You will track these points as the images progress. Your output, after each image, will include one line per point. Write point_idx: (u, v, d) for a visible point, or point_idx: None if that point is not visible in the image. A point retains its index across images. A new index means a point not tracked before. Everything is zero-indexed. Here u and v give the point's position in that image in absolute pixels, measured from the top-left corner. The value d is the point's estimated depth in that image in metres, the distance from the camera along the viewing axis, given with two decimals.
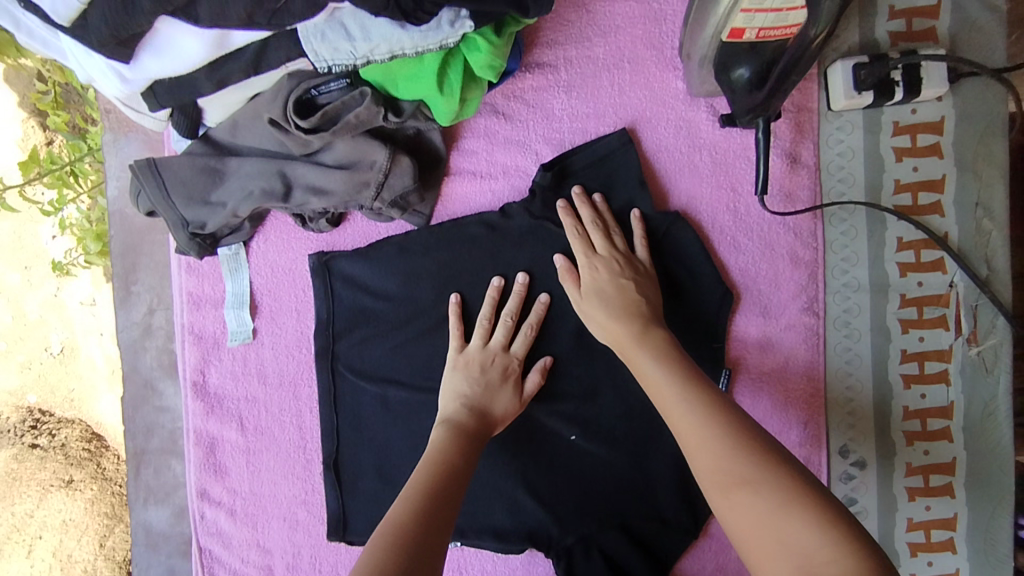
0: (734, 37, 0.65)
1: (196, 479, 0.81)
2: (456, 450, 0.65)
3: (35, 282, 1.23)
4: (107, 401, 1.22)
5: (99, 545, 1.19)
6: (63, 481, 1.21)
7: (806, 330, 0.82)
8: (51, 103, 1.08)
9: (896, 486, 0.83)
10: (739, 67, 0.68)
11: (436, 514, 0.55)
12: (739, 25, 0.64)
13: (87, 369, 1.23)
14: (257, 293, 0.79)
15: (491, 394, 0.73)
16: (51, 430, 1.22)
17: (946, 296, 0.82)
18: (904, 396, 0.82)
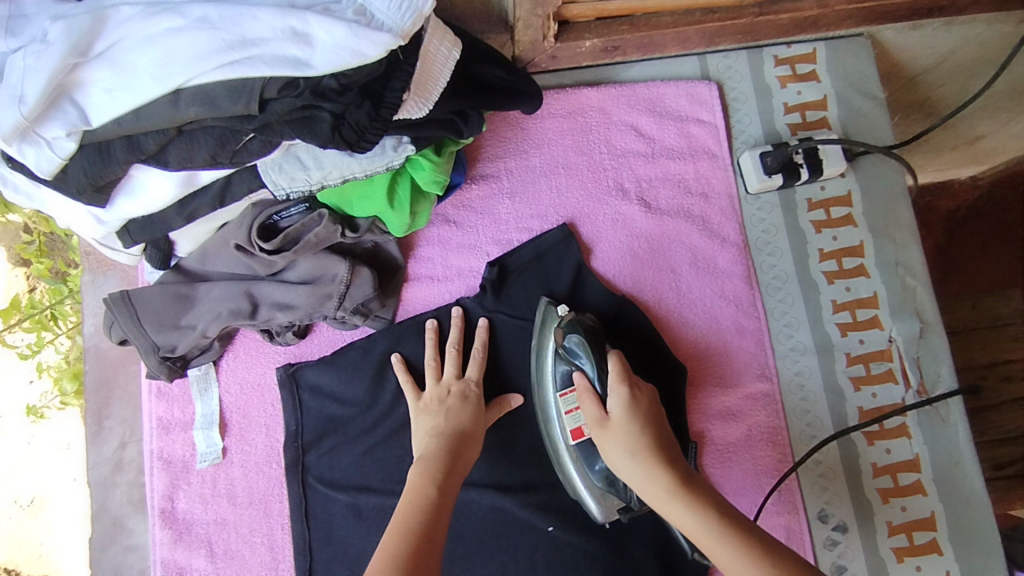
0: (579, 437, 0.74)
1: None
2: (433, 480, 0.65)
3: (8, 429, 1.21)
4: (75, 552, 1.18)
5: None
6: None
7: (763, 397, 0.84)
8: (35, 252, 1.14)
9: (882, 548, 0.81)
10: (592, 465, 0.74)
11: (418, 556, 0.55)
12: (574, 424, 0.75)
13: (56, 519, 1.19)
14: (226, 412, 0.81)
15: (465, 418, 0.74)
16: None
17: (888, 351, 0.86)
18: (870, 453, 0.83)
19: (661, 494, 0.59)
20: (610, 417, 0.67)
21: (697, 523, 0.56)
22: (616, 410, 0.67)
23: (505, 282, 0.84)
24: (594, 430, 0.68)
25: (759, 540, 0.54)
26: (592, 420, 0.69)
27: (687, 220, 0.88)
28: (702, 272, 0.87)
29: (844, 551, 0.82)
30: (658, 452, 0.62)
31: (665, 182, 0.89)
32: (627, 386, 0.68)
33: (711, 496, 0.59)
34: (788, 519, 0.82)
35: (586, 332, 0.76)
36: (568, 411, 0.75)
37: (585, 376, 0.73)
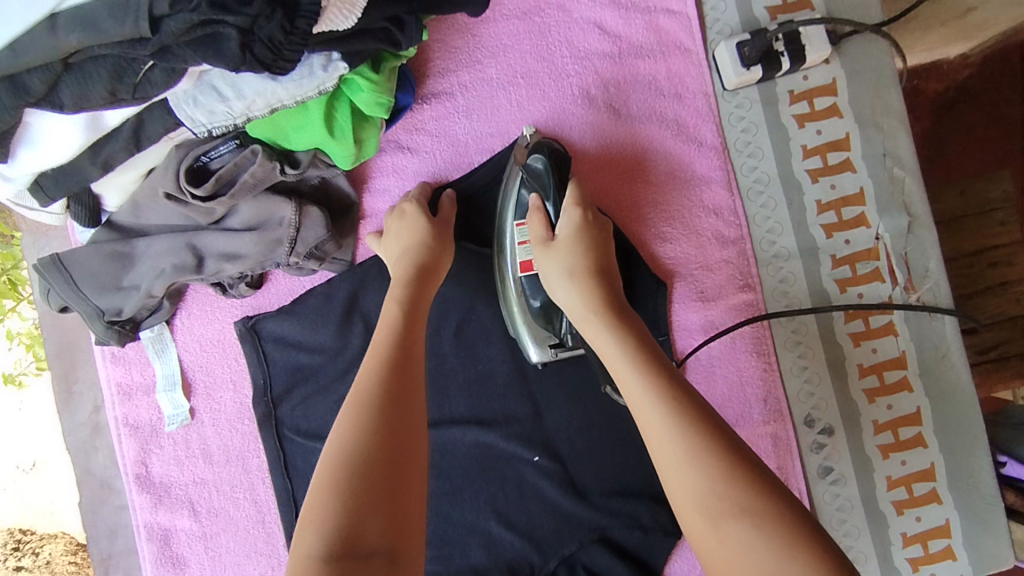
0: (529, 270, 0.73)
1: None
2: (393, 387, 0.55)
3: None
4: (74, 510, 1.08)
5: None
6: None
7: (747, 306, 0.81)
8: None
9: (869, 447, 0.81)
10: (535, 297, 0.73)
11: (363, 505, 0.47)
12: (525, 257, 0.73)
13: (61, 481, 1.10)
14: (188, 372, 0.77)
15: (422, 227, 0.71)
16: (33, 548, 1.09)
17: (875, 250, 0.82)
18: (857, 354, 0.82)
19: (586, 310, 0.63)
20: (556, 237, 0.69)
21: (652, 405, 0.54)
22: (566, 231, 0.68)
23: (466, 210, 0.79)
24: (538, 250, 0.70)
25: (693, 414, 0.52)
26: (539, 219, 0.71)
27: (660, 125, 0.81)
28: (680, 179, 0.81)
29: (830, 452, 0.81)
30: (581, 255, 0.67)
31: (635, 83, 0.82)
32: (586, 211, 0.69)
33: (637, 333, 0.61)
34: (775, 427, 0.81)
35: (551, 155, 0.73)
36: (521, 242, 0.73)
37: (542, 203, 0.72)
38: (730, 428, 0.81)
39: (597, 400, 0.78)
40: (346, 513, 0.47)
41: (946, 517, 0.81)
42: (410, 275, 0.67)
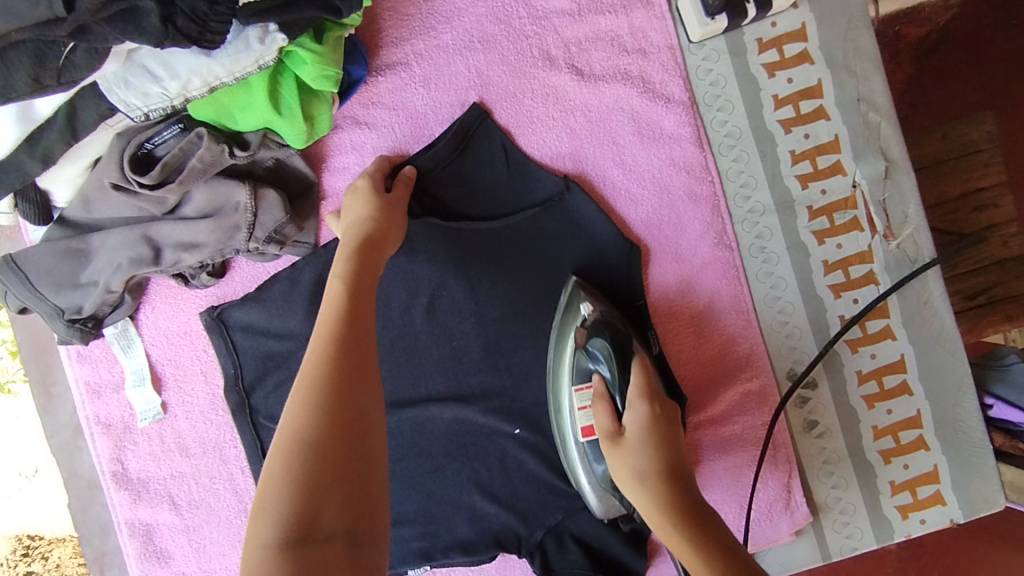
0: (591, 435, 0.67)
1: (139, 570, 0.75)
2: (346, 370, 0.51)
3: None
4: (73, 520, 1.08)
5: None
6: None
7: (723, 265, 0.79)
8: None
9: (853, 398, 0.80)
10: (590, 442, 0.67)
11: (317, 494, 0.45)
12: (585, 423, 0.67)
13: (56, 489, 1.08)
14: (157, 366, 0.75)
15: (369, 204, 0.69)
16: (42, 551, 1.09)
17: (852, 198, 0.80)
18: (837, 305, 0.80)
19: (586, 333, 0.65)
20: (626, 435, 0.57)
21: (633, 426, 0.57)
22: (636, 430, 0.57)
23: (428, 184, 0.77)
24: (602, 442, 0.59)
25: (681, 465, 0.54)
26: (603, 408, 0.61)
27: (625, 82, 0.79)
28: (648, 139, 0.79)
29: (815, 406, 0.80)
30: (653, 450, 0.55)
31: (597, 41, 0.79)
32: (655, 407, 0.58)
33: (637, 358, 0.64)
34: (758, 384, 0.79)
35: (613, 337, 0.67)
36: (580, 407, 0.67)
37: (609, 391, 0.63)
38: (712, 388, 0.80)
39: None
40: (297, 503, 0.45)
41: (934, 464, 0.80)
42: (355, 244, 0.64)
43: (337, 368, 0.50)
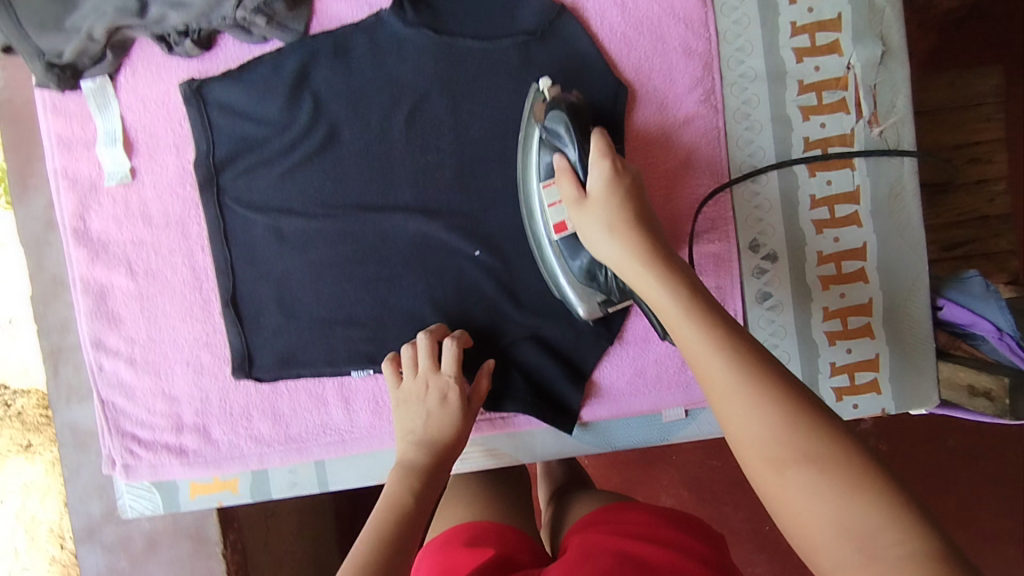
0: (563, 232, 0.71)
1: (89, 329, 0.77)
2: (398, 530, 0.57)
3: None
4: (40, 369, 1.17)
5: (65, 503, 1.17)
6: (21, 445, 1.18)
7: (704, 123, 0.79)
8: None
9: (810, 277, 0.82)
10: (574, 257, 0.72)
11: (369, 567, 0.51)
12: (557, 218, 0.71)
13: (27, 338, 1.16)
14: (130, 130, 0.75)
15: (453, 424, 0.71)
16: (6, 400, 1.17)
17: (844, 79, 0.80)
18: (810, 184, 0.81)
19: (632, 261, 0.61)
20: (589, 195, 0.66)
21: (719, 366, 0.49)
22: (598, 188, 0.66)
23: None
24: (573, 215, 0.68)
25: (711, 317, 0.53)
26: (568, 179, 0.68)
27: None
28: None
29: (771, 278, 0.82)
30: (617, 202, 0.65)
31: None
32: (613, 161, 0.66)
33: (683, 272, 0.58)
34: (717, 246, 0.81)
35: (569, 110, 0.70)
36: (551, 204, 0.72)
37: (568, 161, 0.70)
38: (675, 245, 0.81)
39: None
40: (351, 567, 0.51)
41: (876, 352, 0.83)
42: (433, 466, 0.68)
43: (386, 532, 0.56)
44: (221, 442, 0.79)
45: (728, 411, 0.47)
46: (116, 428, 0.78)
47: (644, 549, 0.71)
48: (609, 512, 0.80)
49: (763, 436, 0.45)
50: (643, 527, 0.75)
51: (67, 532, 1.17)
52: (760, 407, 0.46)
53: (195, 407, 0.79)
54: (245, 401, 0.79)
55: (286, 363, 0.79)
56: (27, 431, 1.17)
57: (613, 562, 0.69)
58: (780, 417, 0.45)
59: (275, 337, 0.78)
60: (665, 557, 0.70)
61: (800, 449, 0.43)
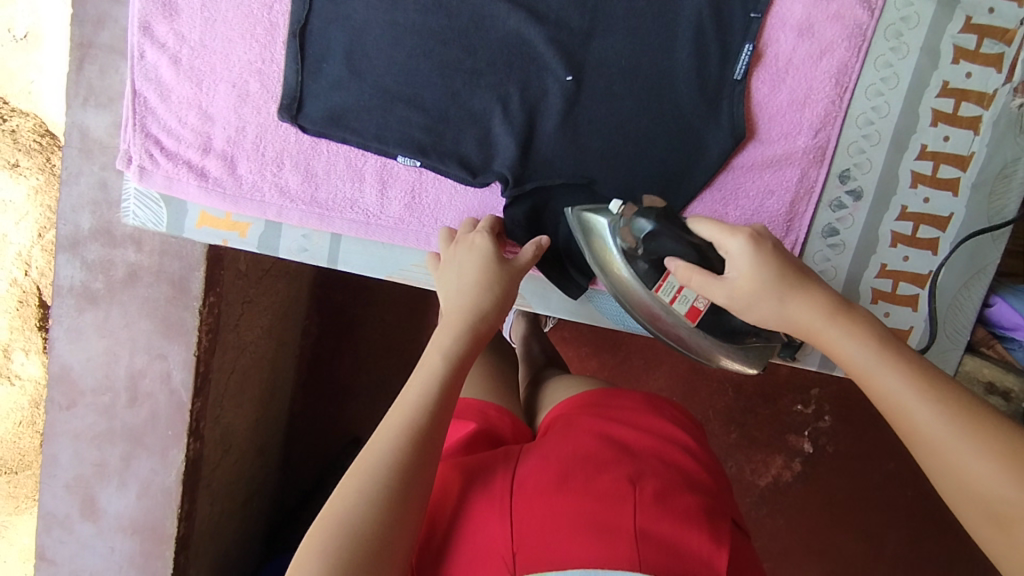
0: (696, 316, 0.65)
1: (141, 9, 0.71)
2: (419, 435, 0.53)
3: None
4: (58, 95, 1.12)
5: (38, 236, 1.15)
6: (8, 163, 1.13)
7: (852, 26, 0.72)
8: None
9: (883, 227, 0.77)
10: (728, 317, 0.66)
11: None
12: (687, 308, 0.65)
13: (50, 58, 1.11)
14: None
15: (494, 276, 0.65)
16: (3, 115, 1.12)
17: (1012, 32, 0.72)
18: (926, 133, 0.75)
19: (818, 323, 0.55)
20: (732, 278, 0.58)
21: (879, 369, 0.51)
22: (742, 269, 0.57)
23: None
24: (719, 296, 0.60)
25: (870, 324, 0.53)
26: (695, 271, 0.60)
27: None
28: None
29: (847, 215, 0.77)
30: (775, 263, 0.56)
31: None
32: (748, 232, 0.57)
33: (878, 330, 0.53)
34: (809, 164, 0.75)
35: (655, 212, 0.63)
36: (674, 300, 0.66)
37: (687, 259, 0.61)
38: (770, 145, 0.74)
39: (656, 45, 0.71)
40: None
41: (911, 325, 0.77)
42: (468, 327, 0.61)
43: (403, 426, 0.53)
44: (244, 181, 0.74)
45: (901, 422, 0.49)
46: (139, 125, 0.73)
47: (630, 434, 0.64)
48: (595, 395, 0.72)
49: (1016, 537, 0.44)
50: (632, 415, 0.68)
51: (34, 261, 1.15)
52: (946, 421, 0.47)
53: (227, 136, 0.74)
54: (281, 147, 0.74)
55: (334, 121, 0.72)
56: (18, 151, 1.13)
57: (597, 443, 0.62)
58: (955, 418, 0.47)
59: (330, 89, 0.72)
60: (651, 444, 0.64)
61: (981, 456, 0.45)
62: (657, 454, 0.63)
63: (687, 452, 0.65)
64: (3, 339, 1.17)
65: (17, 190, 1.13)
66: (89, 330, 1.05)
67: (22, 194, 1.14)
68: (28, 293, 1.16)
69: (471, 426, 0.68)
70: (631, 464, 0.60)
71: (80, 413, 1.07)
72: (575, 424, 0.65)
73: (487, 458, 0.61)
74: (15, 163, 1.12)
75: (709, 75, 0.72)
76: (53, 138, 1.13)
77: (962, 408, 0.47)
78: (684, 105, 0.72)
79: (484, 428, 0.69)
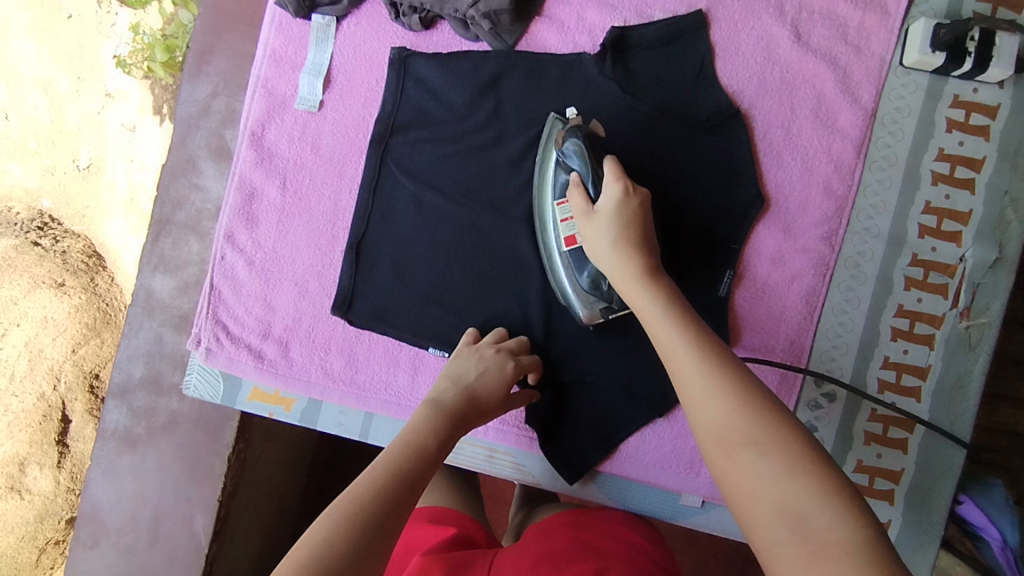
0: (572, 245, 0.77)
1: (227, 222, 0.86)
2: (396, 491, 0.59)
3: (83, 95, 1.47)
4: (117, 223, 1.43)
5: (71, 351, 1.38)
6: (55, 283, 1.41)
7: (817, 257, 0.85)
8: None
9: (856, 427, 0.86)
10: (580, 270, 0.77)
11: None
12: (567, 232, 0.77)
13: (106, 190, 1.45)
14: (333, 70, 0.85)
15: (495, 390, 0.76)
16: (58, 237, 1.45)
17: (953, 267, 0.85)
18: (888, 347, 0.86)
19: (660, 324, 0.65)
20: (598, 210, 0.73)
21: (690, 361, 0.60)
22: (606, 207, 0.73)
23: (627, 55, 0.84)
24: (580, 221, 0.75)
25: (704, 332, 0.63)
26: (582, 203, 0.75)
27: (826, 66, 0.84)
28: (819, 122, 0.85)
29: (823, 415, 0.86)
30: (624, 222, 0.72)
31: (824, 20, 0.85)
32: (624, 184, 0.73)
33: (716, 341, 0.62)
34: (787, 369, 0.86)
35: (585, 137, 0.76)
36: (563, 219, 0.78)
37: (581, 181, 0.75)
38: (753, 352, 0.86)
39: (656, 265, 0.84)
40: None
41: (889, 519, 0.85)
42: (463, 418, 0.73)
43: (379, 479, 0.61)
44: (295, 363, 0.86)
45: (698, 412, 0.58)
46: (212, 313, 0.86)
47: (600, 540, 0.71)
48: (579, 514, 0.79)
49: (769, 503, 0.50)
50: (606, 527, 0.75)
51: (62, 377, 1.37)
52: (740, 421, 0.54)
53: (285, 324, 0.86)
54: (329, 336, 0.86)
55: (377, 318, 0.85)
56: (65, 270, 1.42)
57: (568, 545, 0.69)
58: (735, 407, 0.55)
59: (378, 292, 0.85)
60: (619, 548, 0.69)
61: (752, 436, 0.53)
62: (623, 556, 0.68)
63: (652, 557, 0.69)
64: (24, 449, 1.35)
65: (59, 307, 1.39)
66: (124, 472, 1.12)
67: (63, 311, 1.40)
68: (54, 405, 1.37)
69: (450, 530, 0.76)
70: (595, 559, 0.66)
71: (102, 552, 1.12)
72: (551, 529, 0.74)
73: (471, 558, 0.69)
74: (61, 283, 1.40)
75: (698, 291, 0.84)
76: (97, 259, 1.44)
77: (744, 402, 0.55)
78: None
79: (463, 531, 0.77)
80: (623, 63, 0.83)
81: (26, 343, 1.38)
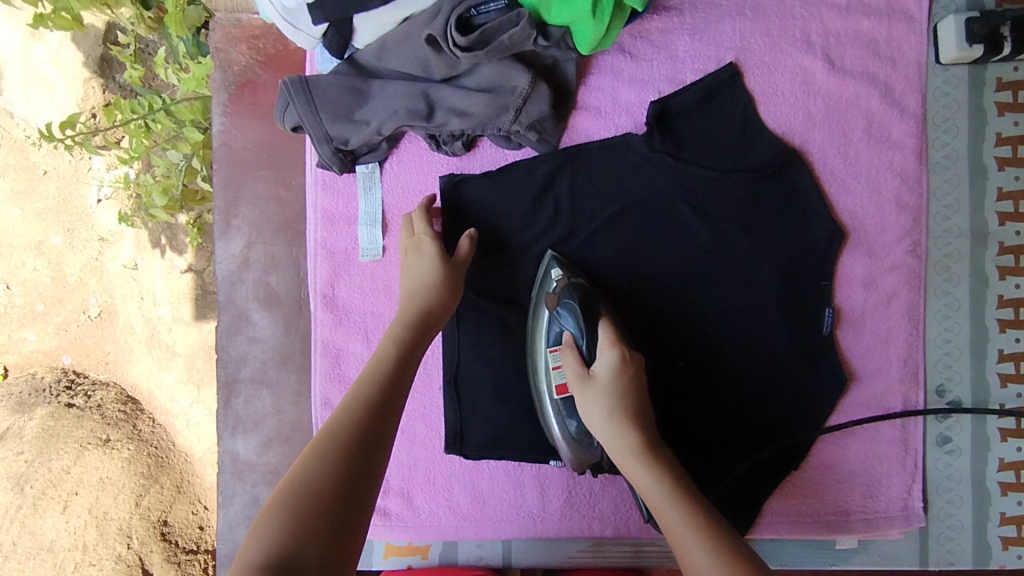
0: (560, 311, 0.77)
1: (320, 389, 0.85)
2: (320, 505, 0.52)
3: (77, 245, 1.42)
4: (143, 362, 1.40)
5: (135, 505, 1.35)
6: (100, 440, 1.39)
7: (908, 271, 0.84)
8: (131, 56, 1.17)
9: (989, 426, 0.85)
10: (565, 338, 0.77)
11: None
12: (556, 300, 0.77)
13: (124, 331, 1.41)
14: (388, 213, 0.84)
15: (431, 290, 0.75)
16: (88, 392, 1.43)
17: None
18: (999, 340, 0.84)
19: (633, 463, 0.66)
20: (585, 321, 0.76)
21: (672, 513, 0.61)
22: (596, 316, 0.76)
23: (671, 125, 0.82)
24: (570, 310, 0.76)
25: (676, 476, 0.65)
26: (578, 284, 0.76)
27: (869, 84, 0.83)
28: (875, 139, 0.84)
29: (953, 423, 0.85)
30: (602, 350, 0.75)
31: (854, 39, 0.84)
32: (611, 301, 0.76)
33: (691, 493, 0.63)
34: (909, 388, 0.84)
35: None
36: (555, 287, 0.78)
37: None
38: (870, 380, 0.85)
39: (754, 320, 0.83)
40: None
41: None
42: (392, 380, 0.65)
43: (324, 496, 0.52)
44: (421, 509, 0.85)
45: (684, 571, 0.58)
46: None
47: None
48: None
49: None
50: None
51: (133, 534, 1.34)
52: None
53: (402, 473, 0.85)
54: (448, 474, 0.85)
55: (495, 446, 0.83)
56: (105, 425, 1.40)
57: None
58: (717, 560, 0.57)
59: (488, 420, 0.83)
60: None
61: None
62: None
63: None
64: None
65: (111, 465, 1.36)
66: None
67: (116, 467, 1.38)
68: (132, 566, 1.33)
69: None
70: None
71: None
72: None
73: None
74: (106, 439, 1.37)
75: (802, 335, 0.83)
76: (133, 402, 1.42)
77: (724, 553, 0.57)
78: (787, 369, 0.83)
79: None
80: (670, 133, 0.82)
81: (88, 510, 1.36)
